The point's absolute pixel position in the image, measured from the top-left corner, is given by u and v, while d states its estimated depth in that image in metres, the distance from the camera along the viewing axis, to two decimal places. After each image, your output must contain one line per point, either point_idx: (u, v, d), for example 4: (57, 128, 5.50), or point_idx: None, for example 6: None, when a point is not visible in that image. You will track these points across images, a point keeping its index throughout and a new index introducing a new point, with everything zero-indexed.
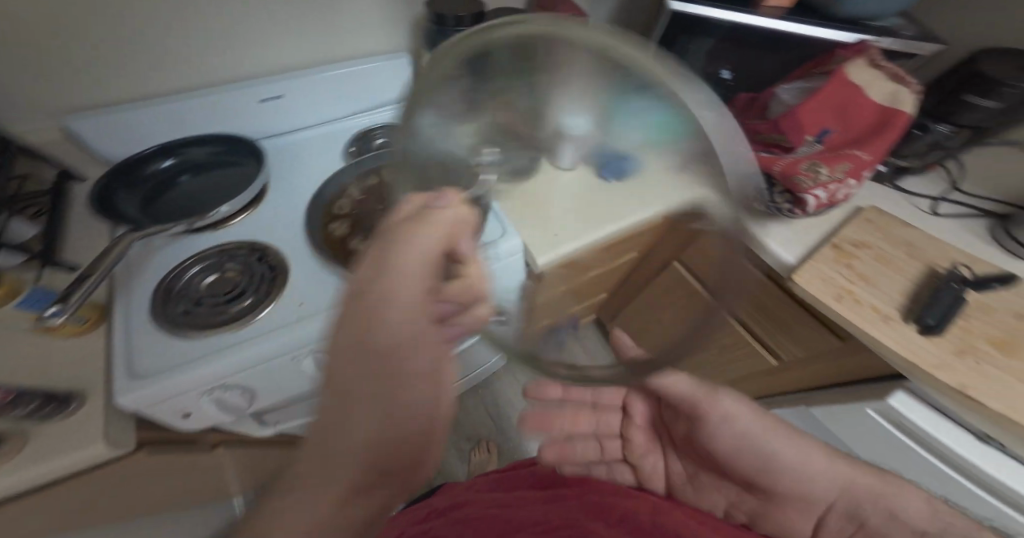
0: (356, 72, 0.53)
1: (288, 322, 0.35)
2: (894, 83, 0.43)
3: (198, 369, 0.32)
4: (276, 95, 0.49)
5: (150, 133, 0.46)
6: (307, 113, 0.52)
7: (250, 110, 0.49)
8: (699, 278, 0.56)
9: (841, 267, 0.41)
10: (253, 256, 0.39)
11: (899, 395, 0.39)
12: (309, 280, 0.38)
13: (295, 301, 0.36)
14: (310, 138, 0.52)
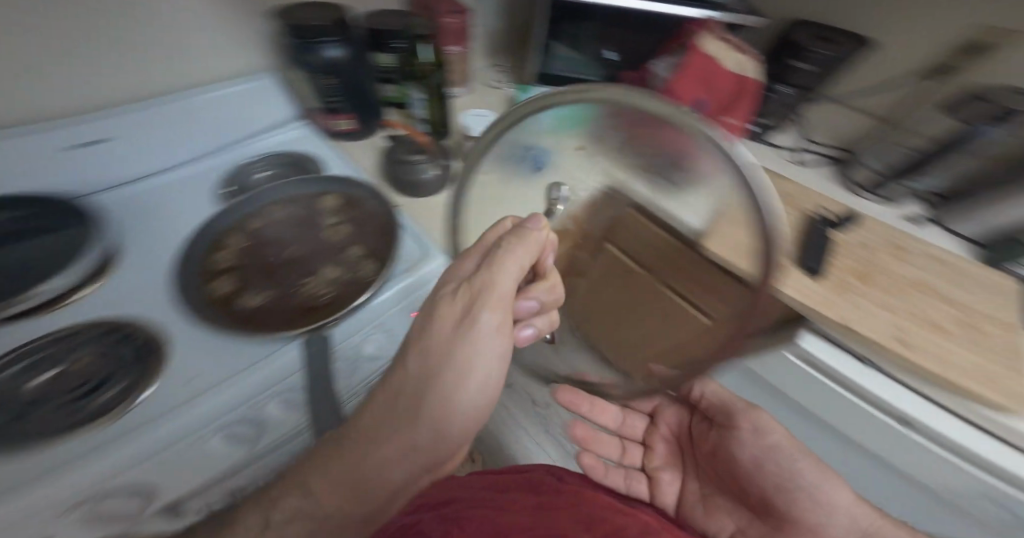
0: (230, 96, 0.79)
1: (185, 399, 0.44)
2: (736, 53, 0.73)
3: (115, 452, 0.39)
4: (100, 140, 0.69)
5: None
6: (172, 149, 0.75)
7: (58, 159, 0.66)
8: (632, 255, 0.65)
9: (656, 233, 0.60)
10: (110, 337, 0.48)
11: (808, 338, 0.70)
12: (210, 362, 0.48)
13: (184, 379, 0.46)
14: (161, 181, 0.72)
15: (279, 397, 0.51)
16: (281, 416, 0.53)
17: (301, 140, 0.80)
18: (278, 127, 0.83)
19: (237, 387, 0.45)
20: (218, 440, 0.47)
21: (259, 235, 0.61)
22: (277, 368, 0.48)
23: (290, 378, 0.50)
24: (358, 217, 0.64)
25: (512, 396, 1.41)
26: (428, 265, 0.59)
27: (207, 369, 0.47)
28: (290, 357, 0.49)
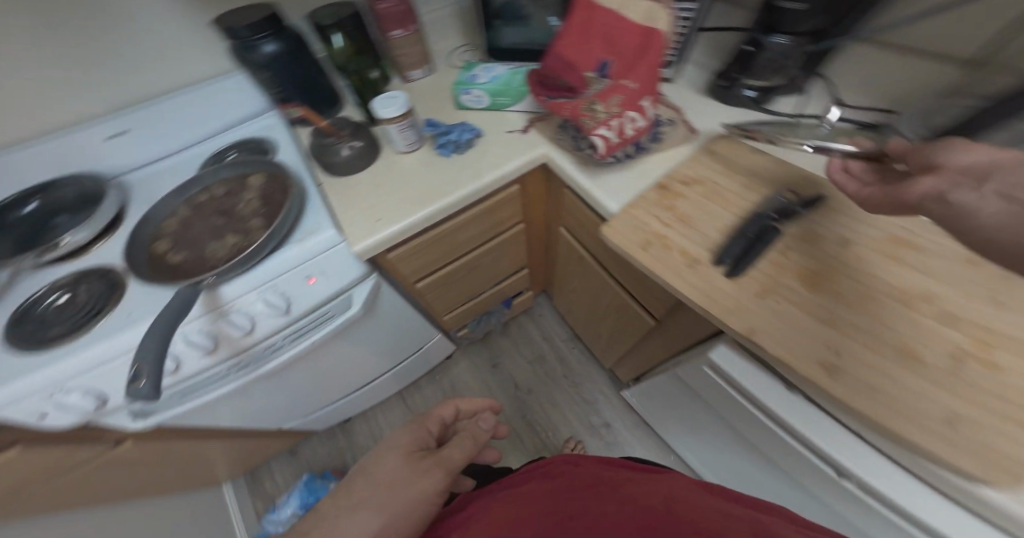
0: (225, 86, 0.81)
1: (123, 323, 0.59)
2: None
3: (46, 371, 0.56)
4: (120, 131, 0.75)
5: (38, 168, 0.73)
6: (177, 137, 0.81)
7: (107, 144, 0.76)
8: (577, 238, 0.81)
9: (661, 208, 0.56)
10: (99, 275, 0.64)
11: (722, 349, 0.56)
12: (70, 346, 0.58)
13: (127, 312, 0.60)
14: (171, 161, 0.81)
15: (265, 297, 0.63)
16: (270, 316, 0.64)
17: (275, 128, 0.84)
18: (262, 116, 0.85)
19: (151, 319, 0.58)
20: (180, 343, 0.60)
21: (206, 173, 0.72)
22: (282, 258, 0.63)
23: (297, 265, 0.64)
24: (286, 193, 0.67)
25: (497, 375, 1.44)
26: (328, 232, 0.65)
27: (134, 309, 0.60)
28: (290, 253, 0.63)
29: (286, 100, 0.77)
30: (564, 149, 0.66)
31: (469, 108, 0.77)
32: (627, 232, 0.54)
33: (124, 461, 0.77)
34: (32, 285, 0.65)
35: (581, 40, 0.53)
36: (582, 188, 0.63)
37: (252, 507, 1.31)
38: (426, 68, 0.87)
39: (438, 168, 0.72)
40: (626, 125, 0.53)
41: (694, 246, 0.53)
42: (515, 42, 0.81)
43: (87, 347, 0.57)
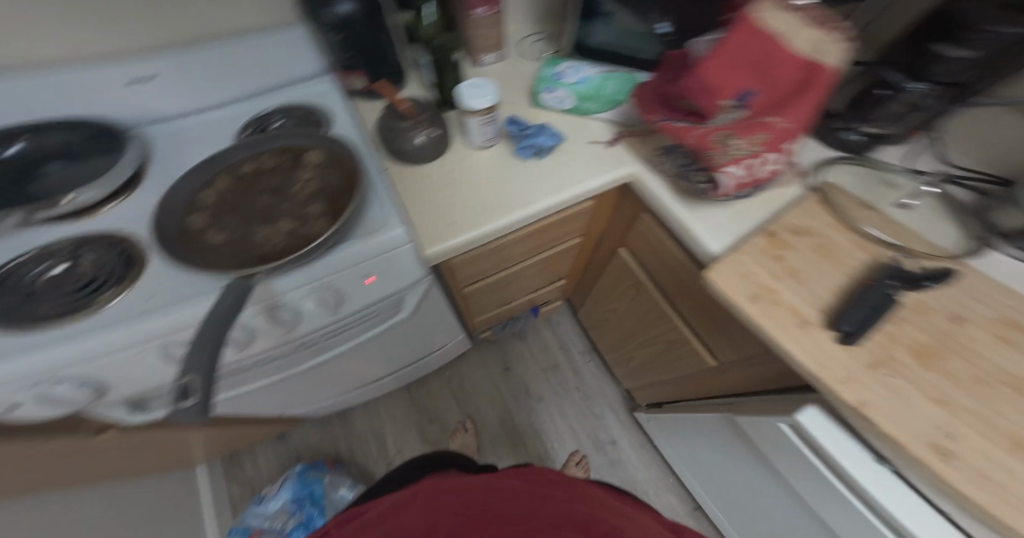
0: (277, 40, 0.69)
1: (140, 311, 0.48)
2: None
3: (30, 361, 0.44)
4: (151, 75, 0.64)
5: (33, 106, 0.60)
6: (211, 92, 0.69)
7: (132, 88, 0.64)
8: (639, 259, 0.78)
9: (770, 259, 0.51)
10: (109, 247, 0.52)
11: (809, 412, 0.48)
12: (63, 330, 0.46)
13: (145, 295, 0.49)
14: (200, 119, 0.69)
15: (317, 295, 0.57)
16: (319, 312, 0.59)
17: (329, 95, 0.75)
18: (314, 81, 0.75)
19: (177, 312, 0.48)
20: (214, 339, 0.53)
21: (250, 140, 0.62)
22: (344, 256, 0.56)
23: (357, 265, 0.57)
24: (349, 178, 0.60)
25: (506, 378, 1.42)
26: (397, 231, 0.58)
27: (155, 293, 0.50)
28: (353, 250, 0.56)
29: (352, 66, 0.69)
30: (658, 173, 0.61)
31: (546, 108, 0.68)
32: (731, 278, 0.49)
33: (103, 449, 0.66)
34: (23, 242, 0.53)
35: (722, 65, 0.45)
36: (677, 221, 0.58)
37: (227, 491, 1.25)
38: (500, 55, 0.79)
39: (515, 173, 0.65)
40: (751, 167, 0.49)
41: (805, 304, 0.48)
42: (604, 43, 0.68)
43: (96, 336, 0.46)
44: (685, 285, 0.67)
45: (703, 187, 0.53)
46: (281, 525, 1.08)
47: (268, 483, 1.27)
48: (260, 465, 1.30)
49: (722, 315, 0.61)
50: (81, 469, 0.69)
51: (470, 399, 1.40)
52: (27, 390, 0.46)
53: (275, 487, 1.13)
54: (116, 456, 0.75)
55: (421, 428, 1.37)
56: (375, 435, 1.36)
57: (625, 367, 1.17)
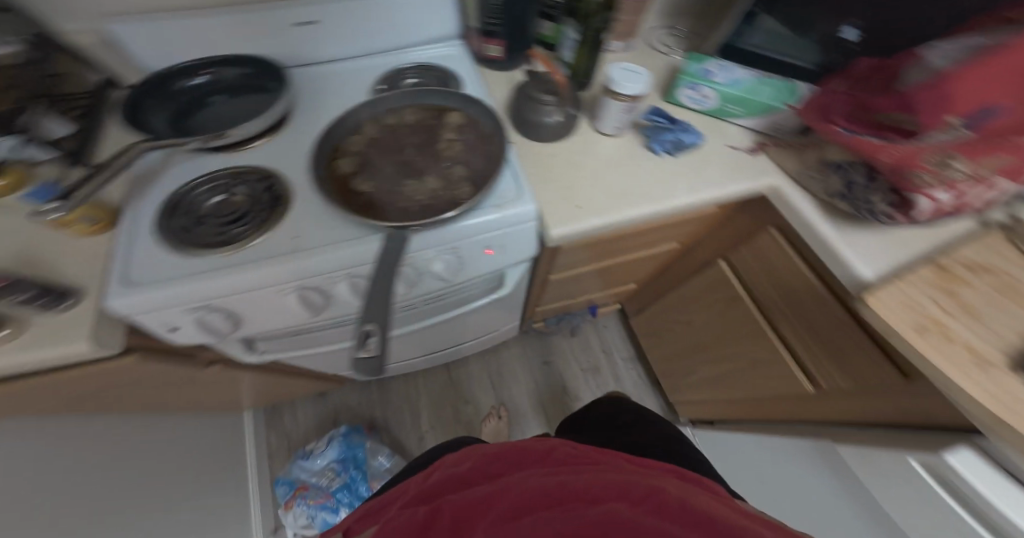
0: (426, 0, 0.70)
1: (288, 250, 0.51)
2: None
3: (191, 286, 0.47)
4: (314, 19, 0.66)
5: (196, 36, 0.61)
6: (353, 42, 0.71)
7: (288, 29, 0.66)
8: (740, 271, 0.74)
9: (941, 293, 0.47)
10: (261, 184, 0.55)
11: (963, 453, 0.45)
12: (219, 259, 0.50)
13: (293, 235, 0.52)
14: (340, 67, 0.71)
15: (444, 257, 0.58)
16: (441, 274, 0.60)
17: (459, 59, 0.75)
18: (447, 44, 0.76)
19: (325, 255, 0.51)
20: (344, 286, 0.55)
21: (393, 99, 0.63)
22: (476, 222, 0.55)
23: (485, 234, 0.57)
24: (489, 147, 0.60)
25: (545, 373, 1.39)
26: (526, 204, 0.57)
27: (302, 234, 0.53)
28: (484, 218, 0.56)
29: (492, 34, 0.70)
30: (809, 187, 0.58)
31: (687, 105, 0.67)
32: (894, 306, 0.46)
33: (186, 382, 0.66)
34: (188, 168, 0.57)
35: (985, 75, 0.40)
36: (821, 240, 0.55)
37: (266, 441, 1.25)
38: (629, 44, 0.75)
39: (647, 167, 0.63)
40: (956, 194, 0.47)
41: (984, 344, 0.43)
42: (761, 46, 0.62)
43: (255, 267, 0.50)
44: (802, 308, 0.63)
45: (888, 209, 0.51)
46: (327, 482, 1.10)
47: (304, 438, 1.26)
48: (293, 422, 1.28)
49: (843, 341, 0.58)
50: (153, 400, 0.68)
51: (507, 389, 1.37)
52: (184, 312, 0.49)
53: (323, 445, 1.15)
54: (187, 393, 0.74)
55: (454, 410, 1.33)
56: (407, 408, 1.33)
57: (677, 379, 1.14)
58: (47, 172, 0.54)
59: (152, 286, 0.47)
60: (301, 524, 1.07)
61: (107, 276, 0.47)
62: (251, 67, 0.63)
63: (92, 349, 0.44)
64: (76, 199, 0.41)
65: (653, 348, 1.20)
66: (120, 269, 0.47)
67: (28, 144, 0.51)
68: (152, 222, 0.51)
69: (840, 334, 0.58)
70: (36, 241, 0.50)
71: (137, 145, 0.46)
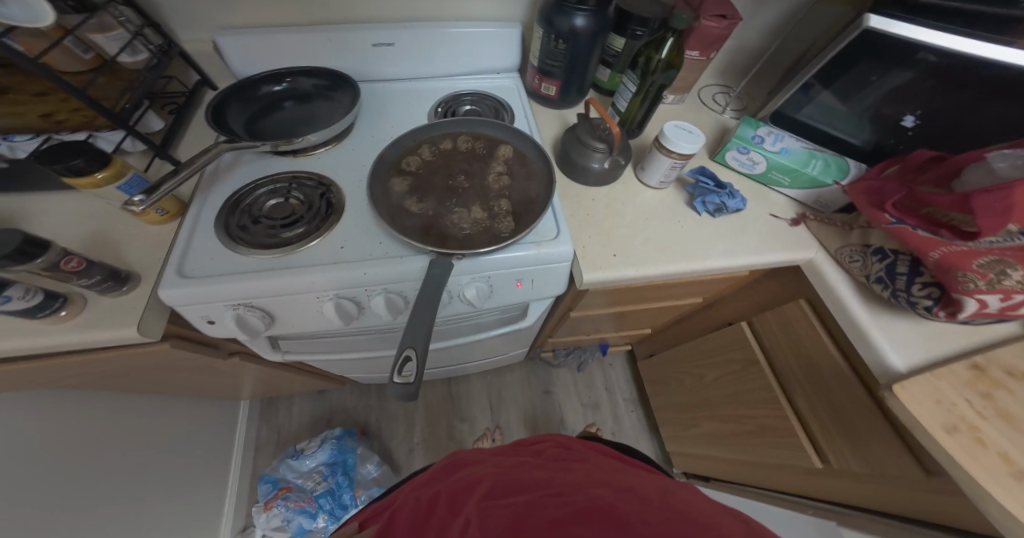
0: (491, 34, 0.74)
1: (332, 258, 0.53)
2: None
3: (236, 284, 0.50)
4: (387, 42, 0.71)
5: (285, 52, 0.69)
6: (418, 66, 0.76)
7: (363, 49, 0.71)
8: (762, 333, 0.74)
9: (976, 394, 0.47)
10: (318, 192, 0.60)
11: None
12: (267, 259, 0.53)
13: (338, 245, 0.55)
14: (401, 87, 0.76)
15: (477, 285, 0.58)
16: (470, 301, 0.60)
17: (514, 92, 0.78)
18: (505, 75, 0.80)
19: (364, 268, 0.53)
20: (379, 301, 0.56)
21: (448, 128, 0.66)
22: (513, 256, 0.56)
23: (520, 268, 0.58)
24: (534, 183, 0.62)
25: (545, 403, 1.35)
26: (563, 244, 0.58)
27: (347, 245, 0.55)
28: (522, 253, 0.57)
29: (549, 74, 0.72)
30: (846, 269, 0.59)
31: (734, 167, 0.69)
32: (921, 402, 0.46)
33: (199, 369, 0.66)
34: (254, 170, 0.62)
35: None
36: (852, 320, 0.56)
37: (256, 433, 1.22)
38: (680, 97, 0.78)
39: (688, 225, 0.65)
40: (1006, 302, 0.47)
41: (1019, 453, 0.43)
42: (813, 118, 0.63)
43: (297, 272, 0.52)
44: (825, 385, 0.62)
45: (930, 304, 0.51)
46: (312, 485, 1.08)
47: (295, 435, 1.23)
48: (285, 416, 1.26)
49: (861, 421, 0.57)
50: (160, 383, 0.67)
51: (504, 415, 1.32)
52: (228, 306, 0.52)
53: (313, 445, 1.14)
54: (193, 380, 0.73)
55: (446, 428, 1.28)
56: (399, 419, 1.29)
57: (679, 432, 1.09)
58: (134, 160, 0.62)
59: (199, 281, 0.50)
60: (273, 526, 1.05)
61: (168, 266, 0.52)
62: (323, 80, 0.71)
63: (136, 334, 0.49)
64: (161, 191, 0.50)
65: (659, 396, 1.17)
66: (179, 262, 0.52)
67: (127, 138, 0.60)
68: (217, 218, 0.56)
69: (856, 412, 0.58)
70: (119, 227, 0.56)
71: (219, 144, 0.55)
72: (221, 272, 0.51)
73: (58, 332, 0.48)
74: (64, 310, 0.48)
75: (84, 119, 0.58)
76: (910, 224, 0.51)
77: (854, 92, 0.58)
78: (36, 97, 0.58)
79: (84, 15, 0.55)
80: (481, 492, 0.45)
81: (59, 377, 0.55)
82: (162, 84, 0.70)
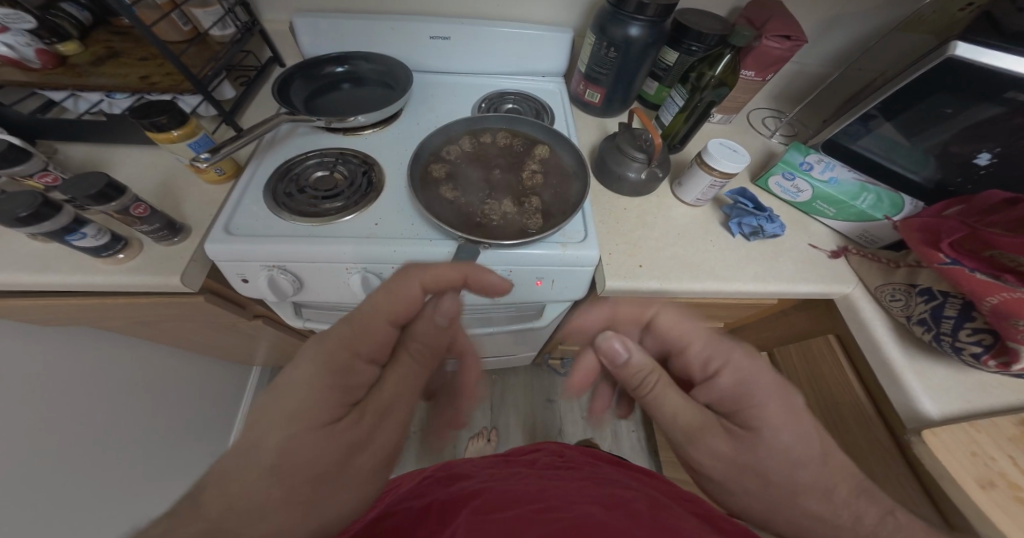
0: (547, 38, 0.76)
1: (366, 232, 0.55)
2: None
3: (276, 247, 0.53)
4: (444, 37, 0.74)
5: (348, 37, 0.73)
6: (470, 62, 0.78)
7: (422, 41, 0.74)
8: (783, 366, 0.71)
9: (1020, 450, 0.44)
10: (361, 170, 0.62)
11: None
12: (306, 227, 0.56)
13: (374, 222, 0.57)
14: (451, 81, 0.78)
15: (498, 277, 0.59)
16: (489, 293, 0.61)
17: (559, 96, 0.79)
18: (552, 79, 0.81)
19: (393, 245, 0.54)
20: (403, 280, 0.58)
21: (492, 122, 0.68)
22: (537, 254, 0.57)
23: (543, 266, 0.58)
24: (570, 184, 0.62)
25: (546, 411, 1.33)
26: (589, 246, 0.58)
27: (381, 222, 0.57)
28: (547, 251, 0.57)
29: (595, 81, 0.72)
30: (886, 307, 0.56)
31: (776, 192, 0.68)
32: (955, 454, 0.44)
33: (220, 325, 0.68)
34: (304, 144, 0.66)
35: None
36: (887, 360, 0.53)
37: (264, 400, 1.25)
38: (727, 118, 0.77)
39: (720, 244, 0.64)
40: None
41: None
42: (870, 150, 0.60)
43: (330, 243, 0.54)
44: (845, 427, 0.60)
45: (980, 352, 0.48)
46: None
47: None
48: None
49: (879, 467, 0.55)
50: (179, 335, 0.70)
51: (503, 417, 1.31)
52: (264, 267, 0.55)
53: None
54: (210, 338, 0.75)
55: None
56: None
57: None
58: (206, 124, 0.68)
59: (240, 241, 0.53)
60: None
61: (216, 223, 0.55)
62: (381, 66, 0.74)
63: (177, 284, 0.53)
64: (222, 153, 0.54)
65: None
66: (226, 221, 0.55)
67: (203, 103, 0.64)
68: (267, 183, 0.60)
69: (875, 458, 0.55)
70: (176, 181, 0.60)
71: (280, 115, 0.59)
72: (262, 234, 0.54)
73: (111, 273, 0.52)
74: (122, 252, 0.52)
75: (173, 81, 0.61)
76: (967, 266, 0.49)
77: (918, 127, 0.56)
78: (138, 62, 0.62)
79: None
80: (470, 507, 0.44)
81: (97, 315, 0.59)
82: (240, 58, 0.74)
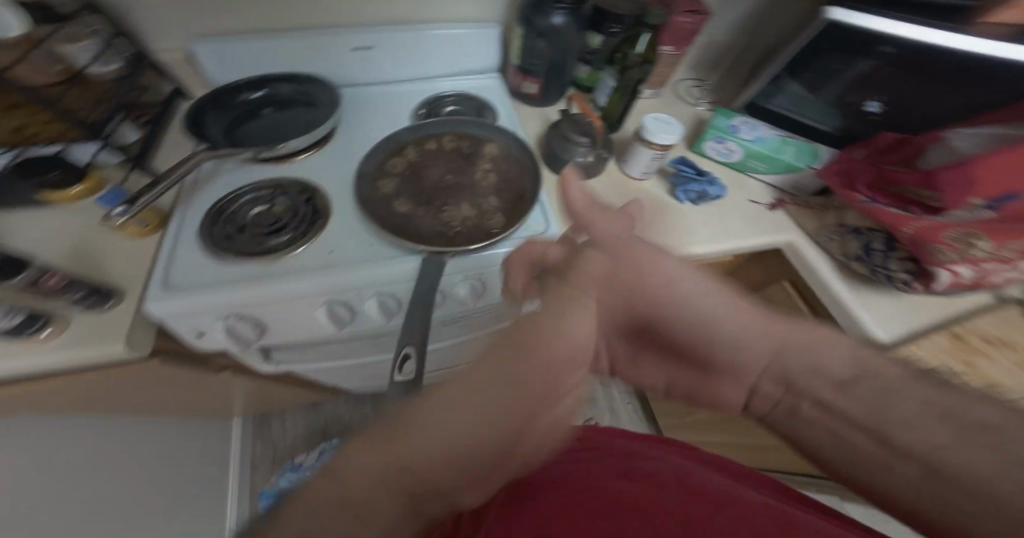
0: (472, 36, 0.75)
1: (322, 261, 0.53)
2: None
3: (225, 295, 0.49)
4: (366, 47, 0.71)
5: (263, 59, 0.69)
6: (399, 69, 0.76)
7: (344, 53, 0.71)
8: None
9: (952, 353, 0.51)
10: (302, 198, 0.59)
11: None
12: (255, 268, 0.52)
13: (328, 249, 0.54)
14: (383, 91, 0.75)
15: (470, 282, 0.58)
16: (463, 299, 0.60)
17: (496, 92, 0.79)
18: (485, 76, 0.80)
19: (354, 271, 0.52)
20: (373, 303, 0.56)
21: (432, 130, 0.67)
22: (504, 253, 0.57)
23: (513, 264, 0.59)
24: (523, 178, 0.63)
25: None
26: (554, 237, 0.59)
27: (337, 249, 0.54)
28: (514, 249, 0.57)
29: (527, 72, 0.73)
30: (824, 246, 0.62)
31: (711, 156, 0.72)
32: None
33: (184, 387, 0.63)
34: (234, 180, 0.61)
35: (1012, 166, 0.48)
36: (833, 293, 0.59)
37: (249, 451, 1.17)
38: (657, 91, 0.80)
39: (673, 213, 0.67)
40: (976, 271, 0.52)
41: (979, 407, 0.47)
42: (786, 107, 0.65)
43: (285, 279, 0.51)
44: None
45: (907, 277, 0.55)
46: None
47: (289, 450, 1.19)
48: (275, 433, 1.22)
49: None
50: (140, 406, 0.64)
51: None
52: (218, 319, 0.51)
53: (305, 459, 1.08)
54: (175, 402, 0.69)
55: None
56: None
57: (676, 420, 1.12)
58: (110, 172, 0.60)
59: (182, 295, 0.48)
60: None
61: (150, 280, 0.50)
62: (302, 84, 0.70)
63: (125, 350, 0.48)
64: (140, 203, 0.49)
65: None
66: (163, 275, 0.51)
67: (100, 150, 0.58)
68: (201, 229, 0.55)
69: None
70: (94, 240, 0.54)
71: (200, 152, 0.54)
72: (204, 285, 0.50)
73: (35, 355, 0.46)
74: (47, 329, 0.46)
75: (58, 130, 0.55)
76: (882, 203, 0.55)
77: (822, 82, 0.61)
78: None
79: (54, 27, 0.54)
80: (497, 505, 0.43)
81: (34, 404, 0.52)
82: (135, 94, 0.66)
